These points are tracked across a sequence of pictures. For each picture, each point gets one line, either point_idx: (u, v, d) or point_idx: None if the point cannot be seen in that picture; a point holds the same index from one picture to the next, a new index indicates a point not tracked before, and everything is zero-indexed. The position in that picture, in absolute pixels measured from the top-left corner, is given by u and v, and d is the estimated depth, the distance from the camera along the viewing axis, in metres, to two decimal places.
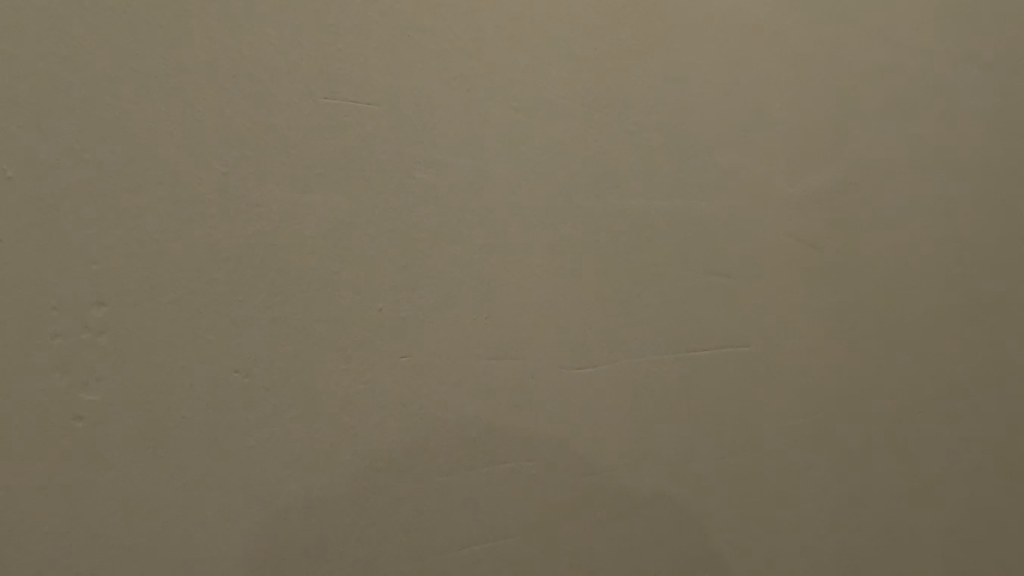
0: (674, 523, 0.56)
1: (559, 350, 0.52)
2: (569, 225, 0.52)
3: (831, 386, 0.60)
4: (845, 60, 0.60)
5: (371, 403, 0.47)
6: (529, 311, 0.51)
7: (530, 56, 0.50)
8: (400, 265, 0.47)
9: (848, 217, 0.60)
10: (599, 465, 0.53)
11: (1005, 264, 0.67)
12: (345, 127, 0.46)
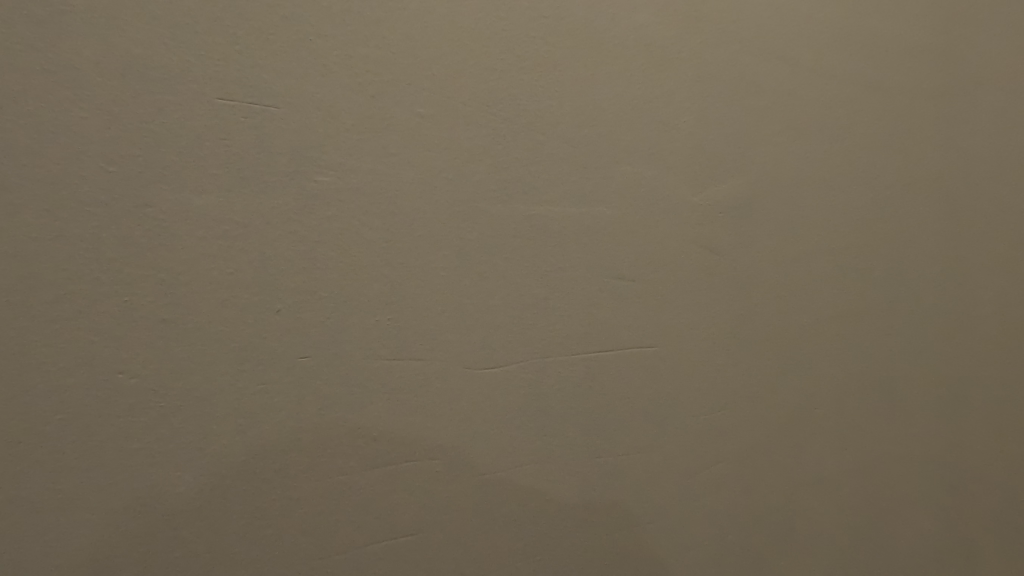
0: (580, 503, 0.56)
1: (477, 360, 0.52)
2: (474, 229, 0.52)
3: (739, 379, 0.63)
4: (777, 79, 0.64)
5: (288, 402, 0.46)
6: (433, 310, 0.51)
7: (464, 87, 0.52)
8: (294, 264, 0.47)
9: (769, 220, 0.64)
10: (502, 445, 0.52)
11: (914, 269, 0.72)
12: (239, 131, 0.46)
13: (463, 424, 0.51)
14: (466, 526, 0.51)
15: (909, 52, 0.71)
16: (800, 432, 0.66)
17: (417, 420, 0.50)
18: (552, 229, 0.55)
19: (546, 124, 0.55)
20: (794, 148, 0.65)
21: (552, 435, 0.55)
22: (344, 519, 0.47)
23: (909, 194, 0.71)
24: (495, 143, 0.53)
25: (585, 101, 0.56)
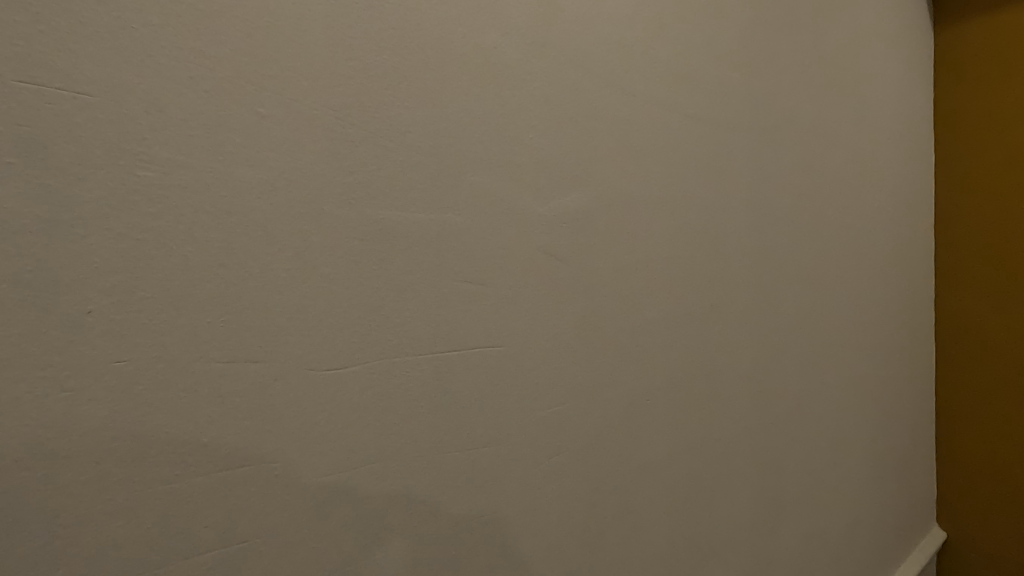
0: (453, 490, 0.51)
1: (340, 359, 0.45)
2: (335, 210, 0.44)
3: (611, 353, 0.64)
4: (714, 91, 0.77)
5: (72, 420, 0.35)
6: (262, 306, 0.41)
7: (335, 46, 0.44)
8: (93, 245, 0.35)
9: (687, 202, 0.73)
10: (364, 438, 0.46)
11: (793, 248, 0.91)
12: (8, 64, 0.33)
13: (323, 426, 0.44)
14: (311, 552, 0.43)
15: (797, 89, 0.93)
16: (629, 400, 0.66)
17: (242, 440, 0.41)
18: (404, 213, 0.48)
19: (435, 96, 0.50)
20: (720, 147, 0.78)
21: (427, 428, 0.49)
22: (158, 534, 0.38)
23: (792, 191, 0.91)
24: (365, 112, 0.46)
25: (431, 70, 0.49)
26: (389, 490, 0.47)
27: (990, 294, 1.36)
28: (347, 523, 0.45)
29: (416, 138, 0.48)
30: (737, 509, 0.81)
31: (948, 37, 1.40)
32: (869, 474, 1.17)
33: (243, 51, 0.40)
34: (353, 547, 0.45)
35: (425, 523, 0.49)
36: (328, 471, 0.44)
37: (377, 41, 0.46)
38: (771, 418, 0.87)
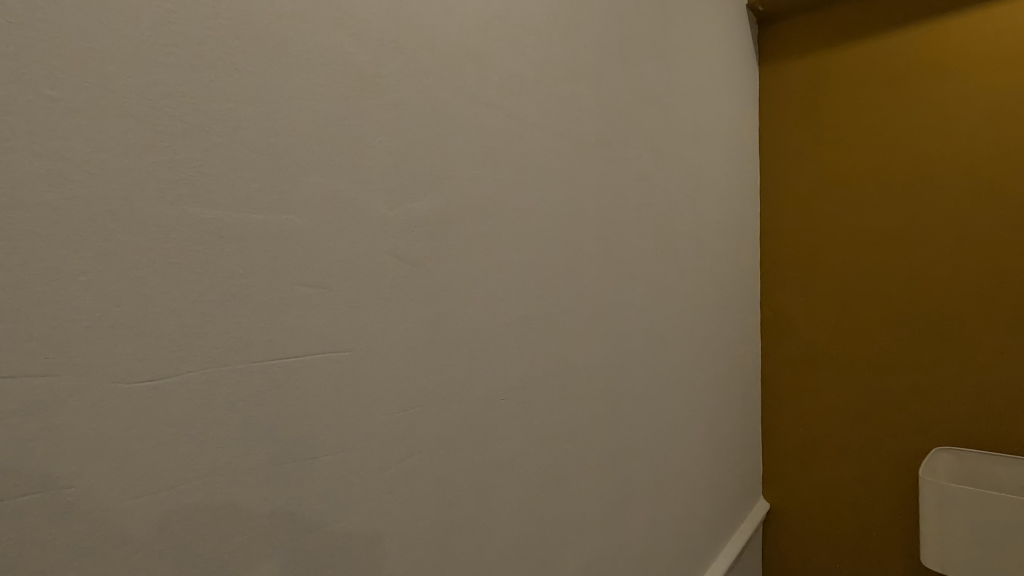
0: (295, 499, 0.49)
1: (159, 369, 0.41)
2: (151, 207, 0.41)
3: (464, 353, 0.66)
4: (567, 106, 0.84)
5: None
6: (55, 313, 0.37)
7: (154, 32, 0.41)
8: None
9: (540, 209, 0.78)
10: (189, 452, 0.43)
11: (637, 254, 1.01)
12: None
13: (137, 440, 0.40)
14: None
15: (641, 109, 1.04)
16: (481, 398, 0.69)
17: (31, 463, 0.36)
18: (234, 212, 0.45)
19: (275, 93, 0.48)
20: (573, 159, 0.85)
21: (264, 436, 0.47)
22: None
23: (636, 201, 1.02)
24: (190, 104, 0.43)
25: (268, 64, 0.47)
26: (220, 504, 0.44)
27: (793, 295, 1.65)
28: (168, 544, 0.42)
29: (252, 134, 0.46)
30: (586, 497, 0.88)
31: (762, 84, 1.71)
32: (705, 456, 1.32)
33: (31, 26, 0.35)
34: (175, 569, 0.42)
35: (262, 535, 0.47)
36: (142, 491, 0.40)
37: (202, 30, 0.43)
38: (616, 409, 0.95)
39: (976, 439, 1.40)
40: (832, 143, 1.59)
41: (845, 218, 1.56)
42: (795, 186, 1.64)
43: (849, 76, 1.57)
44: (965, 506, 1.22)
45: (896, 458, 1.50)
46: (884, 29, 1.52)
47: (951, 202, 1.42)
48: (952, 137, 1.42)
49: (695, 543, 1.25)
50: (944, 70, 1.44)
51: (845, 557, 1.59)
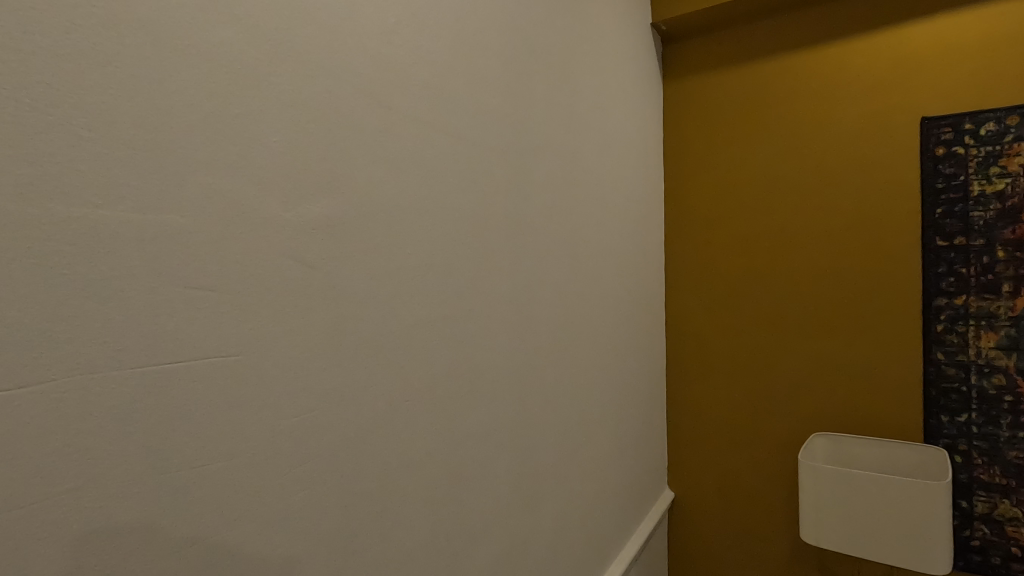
0: (178, 509, 0.48)
1: (15, 377, 0.38)
2: (6, 204, 0.38)
3: (364, 355, 0.67)
4: (473, 111, 0.87)
5: None
6: None
7: (10, 16, 0.38)
8: None
9: (445, 212, 0.80)
10: (52, 464, 0.40)
11: (541, 256, 1.06)
12: None
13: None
14: None
15: (546, 117, 1.09)
16: (382, 399, 0.69)
17: None
18: (107, 211, 0.43)
19: (155, 87, 0.46)
20: (479, 163, 0.88)
21: (143, 445, 0.45)
22: None
23: (541, 206, 1.06)
24: (53, 95, 0.40)
25: (146, 58, 0.46)
26: (92, 516, 0.42)
27: (693, 295, 1.80)
28: (29, 563, 0.39)
29: (128, 129, 0.44)
30: (493, 494, 0.91)
31: (666, 101, 1.85)
32: (611, 450, 1.40)
33: None
34: None
35: (142, 548, 0.45)
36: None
37: (71, 17, 0.41)
38: (520, 406, 0.99)
39: (844, 422, 1.58)
40: (725, 157, 1.75)
41: (739, 224, 1.72)
42: (694, 195, 1.80)
43: (738, 96, 1.73)
44: (836, 487, 1.35)
45: (780, 444, 1.66)
46: (766, 54, 1.68)
47: (826, 211, 1.60)
48: (822, 153, 1.60)
49: (602, 533, 1.32)
50: (816, 93, 1.61)
51: (738, 536, 1.74)
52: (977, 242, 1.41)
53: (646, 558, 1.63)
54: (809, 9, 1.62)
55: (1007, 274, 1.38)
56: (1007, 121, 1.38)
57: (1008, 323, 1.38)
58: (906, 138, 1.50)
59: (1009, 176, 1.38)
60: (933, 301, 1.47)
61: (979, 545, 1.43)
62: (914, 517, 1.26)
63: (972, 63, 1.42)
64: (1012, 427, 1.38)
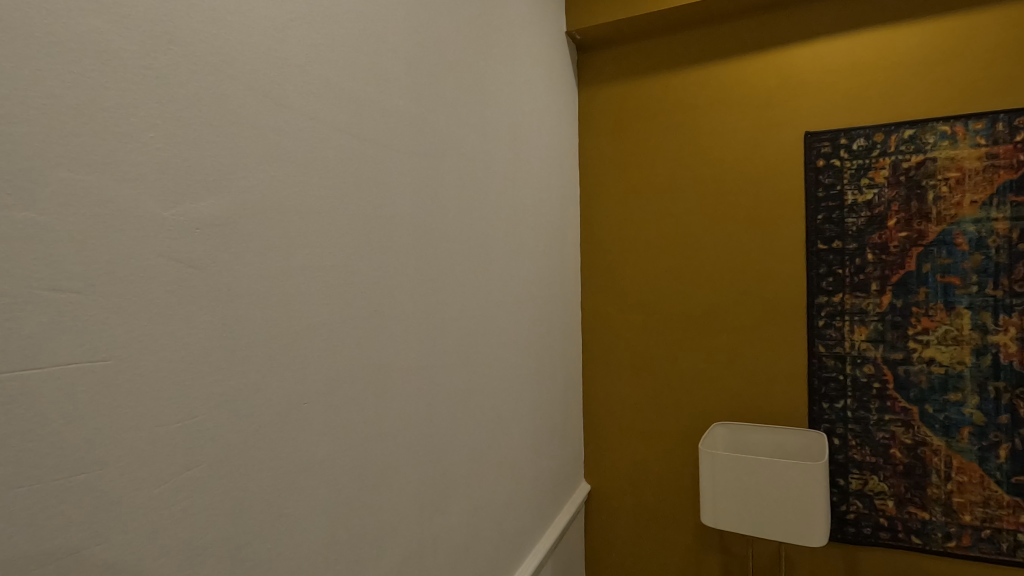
0: (41, 521, 0.45)
1: None
2: None
3: (258, 357, 0.65)
4: (376, 112, 0.87)
5: None
6: None
7: None
8: None
9: (347, 212, 0.80)
10: None
11: (450, 257, 1.08)
12: None
13: None
14: None
15: (456, 119, 1.11)
16: (277, 401, 0.68)
17: None
18: None
19: (8, 76, 0.43)
20: (383, 163, 0.88)
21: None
22: None
23: (451, 207, 1.08)
24: None
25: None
26: None
27: (607, 295, 1.88)
28: None
29: None
30: (400, 494, 0.91)
31: (581, 107, 1.92)
32: (526, 446, 1.43)
33: None
34: None
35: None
36: None
37: None
38: (429, 405, 1.00)
39: (740, 411, 1.70)
40: (635, 163, 1.84)
41: (649, 226, 1.82)
42: (608, 199, 1.88)
43: (647, 105, 1.82)
44: (729, 471, 1.46)
45: (685, 433, 1.77)
46: (672, 67, 1.79)
47: (724, 216, 1.72)
48: (722, 162, 1.72)
49: (517, 527, 1.36)
50: (716, 105, 1.73)
51: (648, 523, 1.83)
52: (851, 245, 1.57)
53: (562, 550, 1.68)
54: (709, 26, 1.74)
55: (875, 274, 1.55)
56: (874, 138, 1.54)
57: (876, 317, 1.55)
58: (792, 149, 1.64)
59: (876, 187, 1.54)
60: (816, 299, 1.61)
61: (853, 517, 1.59)
62: (796, 494, 1.38)
63: (846, 84, 1.58)
64: (879, 411, 1.55)
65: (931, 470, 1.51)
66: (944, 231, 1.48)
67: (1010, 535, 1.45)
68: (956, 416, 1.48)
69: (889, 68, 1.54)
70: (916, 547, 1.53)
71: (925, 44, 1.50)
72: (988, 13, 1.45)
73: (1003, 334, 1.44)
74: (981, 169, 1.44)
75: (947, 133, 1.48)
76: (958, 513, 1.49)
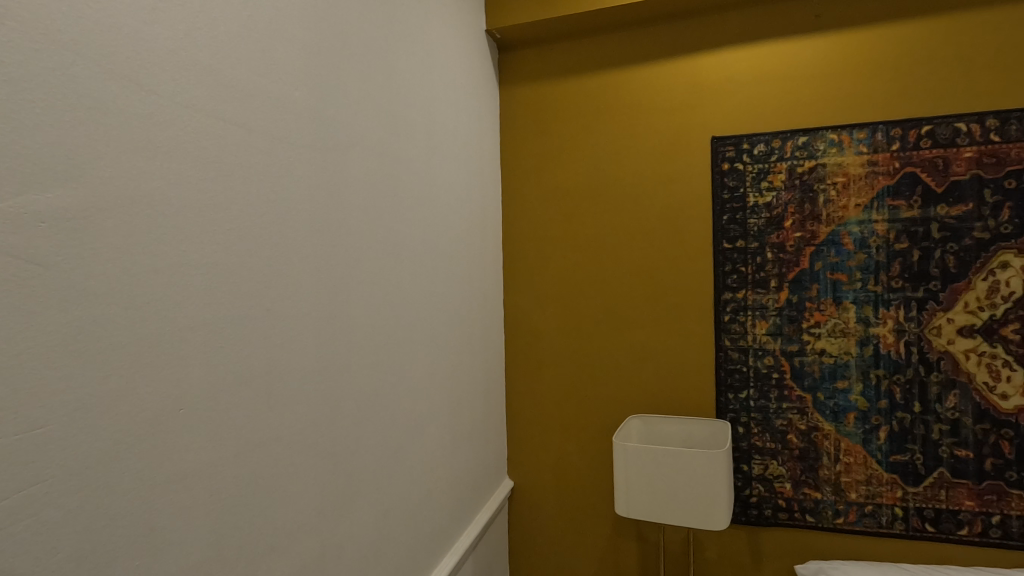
0: None
1: None
2: None
3: (125, 359, 0.61)
4: (268, 104, 0.84)
5: None
6: None
7: None
8: None
9: (234, 208, 0.77)
10: None
11: (356, 255, 1.05)
12: None
13: None
14: None
15: (363, 115, 1.08)
16: (149, 408, 0.64)
17: None
18: None
19: None
20: (277, 158, 0.85)
21: None
22: None
23: (356, 205, 1.06)
24: None
25: None
26: None
27: (529, 293, 1.90)
28: None
29: None
30: (296, 501, 0.88)
31: (502, 105, 1.93)
32: (443, 445, 1.42)
33: None
34: None
35: None
36: None
37: None
38: (331, 407, 0.97)
39: (653, 404, 1.77)
40: (555, 162, 1.86)
41: (569, 225, 1.85)
42: (530, 197, 1.90)
43: (566, 106, 1.85)
44: (642, 461, 1.51)
45: (602, 427, 1.82)
46: (590, 70, 1.83)
47: (639, 215, 1.78)
48: (636, 162, 1.78)
49: (431, 527, 1.34)
50: (631, 109, 1.78)
51: (569, 515, 1.87)
52: (753, 244, 1.67)
53: (482, 548, 1.68)
54: (624, 32, 1.79)
55: (774, 272, 1.65)
56: (773, 143, 1.64)
57: (775, 312, 1.65)
58: (700, 153, 1.71)
59: (774, 190, 1.64)
60: (722, 296, 1.70)
61: (756, 500, 1.69)
62: (701, 481, 1.45)
63: (749, 92, 1.67)
64: (778, 400, 1.66)
65: (822, 454, 1.63)
66: (833, 231, 1.60)
67: (888, 509, 1.58)
68: (844, 403, 1.60)
69: (785, 78, 1.64)
70: (809, 525, 1.65)
71: (816, 58, 1.61)
72: (870, 31, 1.57)
73: (883, 326, 1.57)
74: (864, 175, 1.57)
75: (834, 140, 1.59)
76: (845, 492, 1.61)
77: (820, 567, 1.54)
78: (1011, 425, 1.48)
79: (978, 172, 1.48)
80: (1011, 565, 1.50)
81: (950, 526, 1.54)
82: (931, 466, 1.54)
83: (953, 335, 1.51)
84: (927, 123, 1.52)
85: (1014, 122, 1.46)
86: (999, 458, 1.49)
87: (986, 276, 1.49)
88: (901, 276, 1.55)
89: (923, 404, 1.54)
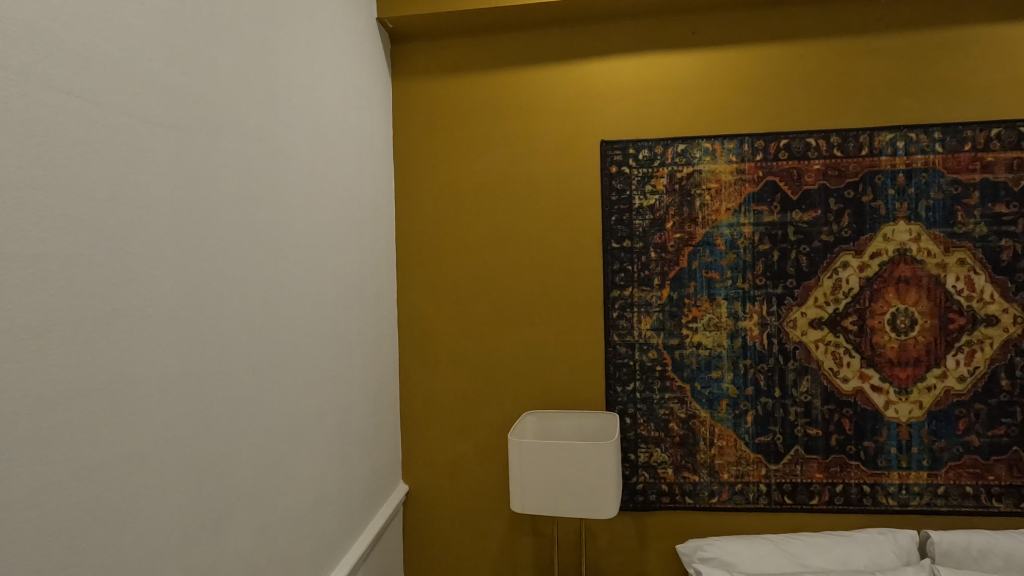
0: None
1: None
2: None
3: None
4: (117, 75, 0.73)
5: None
6: None
7: None
8: None
9: (72, 193, 0.66)
10: None
11: (228, 251, 0.96)
12: None
13: None
14: None
15: (236, 97, 0.99)
16: None
17: None
18: None
19: None
20: (129, 138, 0.75)
21: None
22: None
23: (229, 195, 0.96)
24: None
25: None
26: None
27: (423, 291, 1.85)
28: None
29: None
30: (154, 527, 0.78)
31: (395, 97, 1.86)
32: (331, 453, 1.34)
33: None
34: None
35: None
36: None
37: None
38: (199, 418, 0.87)
39: (547, 399, 1.81)
40: (450, 159, 1.84)
41: (465, 222, 1.83)
42: (424, 194, 1.85)
43: (461, 102, 1.83)
44: (537, 456, 1.53)
45: (498, 425, 1.83)
46: (485, 68, 1.82)
47: (532, 214, 1.80)
48: (530, 161, 1.80)
49: (318, 541, 1.26)
50: (526, 108, 1.80)
51: (465, 516, 1.85)
52: (638, 244, 1.76)
53: (375, 558, 1.61)
54: (519, 33, 1.81)
55: (657, 271, 1.75)
56: (655, 149, 1.74)
57: (658, 308, 1.75)
58: (590, 155, 1.77)
59: (657, 193, 1.74)
60: (611, 293, 1.77)
61: (642, 487, 1.78)
62: (592, 473, 1.50)
63: (635, 99, 1.76)
64: (661, 390, 1.76)
65: (699, 439, 1.75)
66: (707, 233, 1.73)
67: (755, 486, 1.74)
68: (717, 391, 1.74)
69: (666, 88, 1.75)
70: (688, 506, 1.77)
71: (693, 72, 1.74)
72: (739, 51, 1.72)
73: (749, 320, 1.72)
74: (733, 182, 1.71)
75: (708, 149, 1.72)
76: (719, 473, 1.75)
77: (698, 544, 1.66)
78: (851, 405, 1.69)
79: (824, 183, 1.68)
80: (851, 527, 1.71)
81: (804, 497, 1.72)
82: (789, 445, 1.72)
83: (806, 327, 1.70)
84: (784, 138, 1.69)
85: (852, 139, 1.67)
86: (842, 434, 1.70)
87: (831, 275, 1.69)
88: (764, 275, 1.71)
89: (782, 390, 1.72)
